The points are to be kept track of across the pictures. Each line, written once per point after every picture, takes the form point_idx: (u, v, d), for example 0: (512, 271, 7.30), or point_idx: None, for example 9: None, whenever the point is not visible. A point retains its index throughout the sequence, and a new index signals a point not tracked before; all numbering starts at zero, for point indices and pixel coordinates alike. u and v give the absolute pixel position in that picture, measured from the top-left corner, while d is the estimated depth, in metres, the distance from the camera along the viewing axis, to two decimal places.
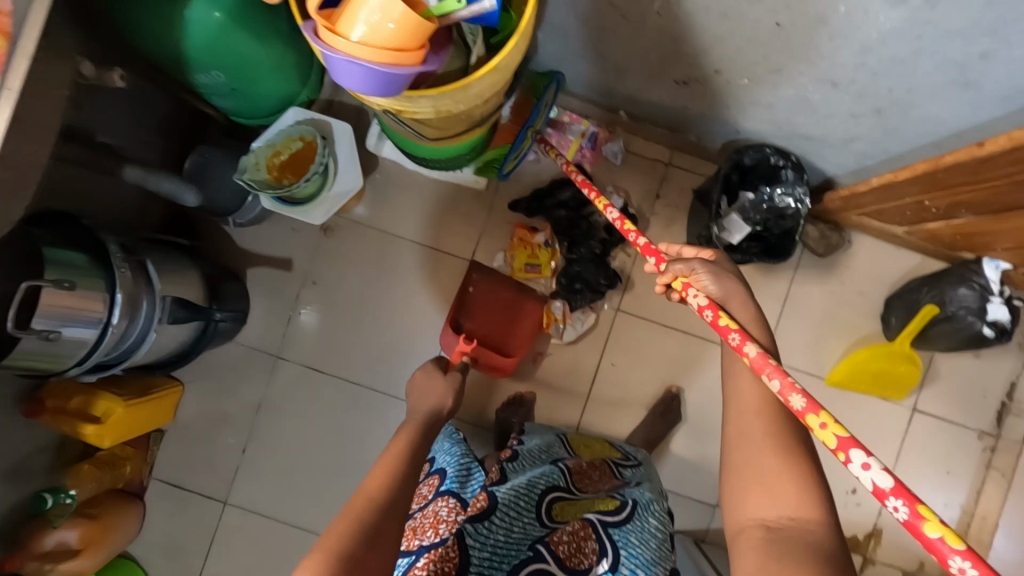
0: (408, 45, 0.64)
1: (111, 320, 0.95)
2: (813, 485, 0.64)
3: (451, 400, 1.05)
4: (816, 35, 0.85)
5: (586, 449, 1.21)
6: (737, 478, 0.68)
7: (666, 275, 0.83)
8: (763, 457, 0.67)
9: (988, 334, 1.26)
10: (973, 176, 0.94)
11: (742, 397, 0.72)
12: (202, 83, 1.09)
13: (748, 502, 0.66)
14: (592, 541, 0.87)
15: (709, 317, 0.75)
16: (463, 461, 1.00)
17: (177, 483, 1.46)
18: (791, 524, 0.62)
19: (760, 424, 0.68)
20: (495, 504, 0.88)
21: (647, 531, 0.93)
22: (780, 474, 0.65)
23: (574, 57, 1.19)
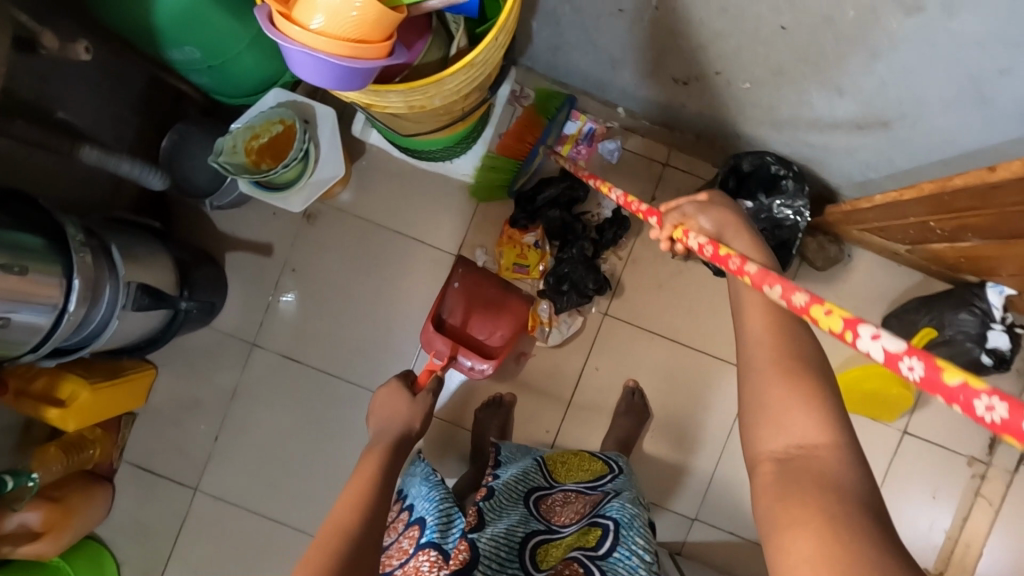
0: (371, 36, 0.58)
1: (67, 307, 0.91)
2: (830, 408, 0.55)
3: (420, 423, 1.04)
4: (822, 40, 0.80)
5: (564, 466, 1.17)
6: (750, 404, 0.58)
7: (665, 227, 0.75)
8: (772, 380, 0.57)
9: (986, 362, 1.21)
10: (981, 201, 0.88)
11: (746, 314, 0.61)
12: (176, 59, 1.03)
13: (761, 434, 0.56)
14: (581, 575, 0.82)
15: (710, 252, 0.64)
16: (443, 507, 0.95)
17: (148, 467, 1.44)
18: (801, 453, 0.53)
19: (766, 345, 0.58)
20: (476, 555, 0.82)
21: (635, 557, 0.86)
22: (791, 399, 0.55)
23: (570, 47, 1.13)
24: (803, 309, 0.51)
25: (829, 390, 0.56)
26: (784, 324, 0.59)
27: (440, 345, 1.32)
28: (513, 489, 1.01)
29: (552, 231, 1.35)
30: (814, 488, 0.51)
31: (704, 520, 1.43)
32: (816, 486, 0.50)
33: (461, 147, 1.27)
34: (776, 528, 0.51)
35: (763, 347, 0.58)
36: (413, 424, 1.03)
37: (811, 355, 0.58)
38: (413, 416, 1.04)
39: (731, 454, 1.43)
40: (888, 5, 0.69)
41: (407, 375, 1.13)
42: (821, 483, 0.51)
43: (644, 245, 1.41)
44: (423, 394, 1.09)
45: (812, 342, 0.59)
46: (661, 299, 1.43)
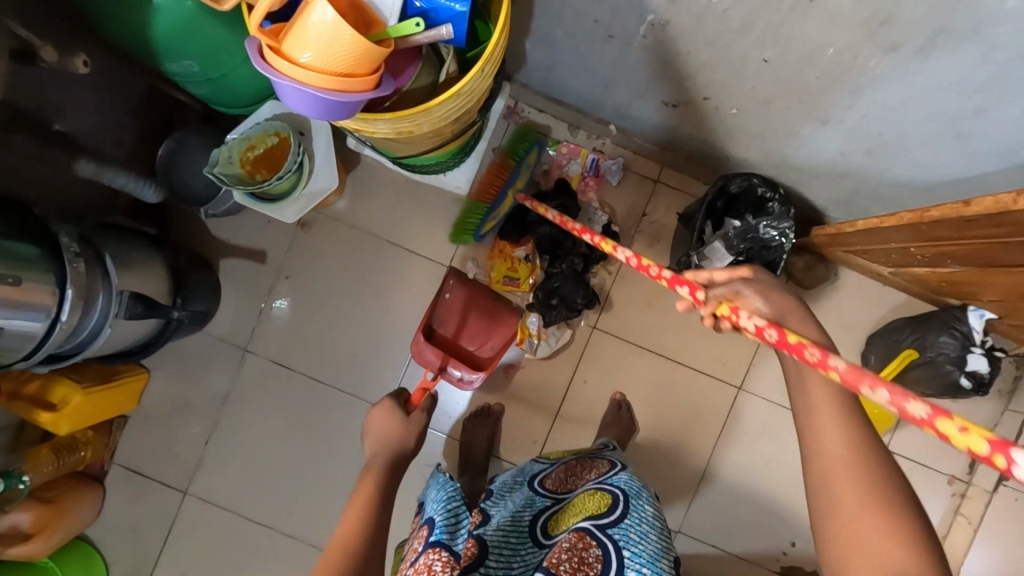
0: (358, 70, 0.60)
1: (60, 316, 0.93)
2: (916, 530, 0.55)
3: (413, 442, 1.04)
4: (804, 73, 0.81)
5: (560, 453, 1.21)
6: (833, 527, 0.58)
7: (709, 303, 0.70)
8: (852, 499, 0.57)
9: (965, 385, 1.23)
10: (958, 231, 0.90)
11: (811, 411, 0.61)
12: (174, 70, 1.05)
13: (847, 559, 0.56)
14: (594, 548, 0.82)
15: (775, 337, 0.60)
16: (452, 507, 0.89)
17: (139, 469, 1.45)
18: (894, 562, 0.54)
19: (846, 462, 0.58)
20: (484, 547, 0.84)
21: (645, 522, 0.88)
22: (875, 525, 0.55)
23: (562, 67, 1.15)
24: (921, 422, 0.44)
25: (914, 509, 0.56)
26: (863, 440, 0.59)
27: (431, 355, 1.34)
28: (512, 485, 1.05)
29: (546, 245, 1.36)
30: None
31: (688, 533, 1.44)
32: None
33: (458, 159, 1.27)
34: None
35: (841, 465, 0.58)
36: (408, 441, 1.03)
37: (889, 471, 0.58)
38: (407, 434, 1.04)
39: (715, 468, 1.44)
40: (867, 45, 0.71)
41: (399, 394, 1.14)
42: None
43: (634, 260, 1.43)
44: (415, 409, 1.11)
45: (892, 461, 0.59)
46: (650, 313, 1.44)
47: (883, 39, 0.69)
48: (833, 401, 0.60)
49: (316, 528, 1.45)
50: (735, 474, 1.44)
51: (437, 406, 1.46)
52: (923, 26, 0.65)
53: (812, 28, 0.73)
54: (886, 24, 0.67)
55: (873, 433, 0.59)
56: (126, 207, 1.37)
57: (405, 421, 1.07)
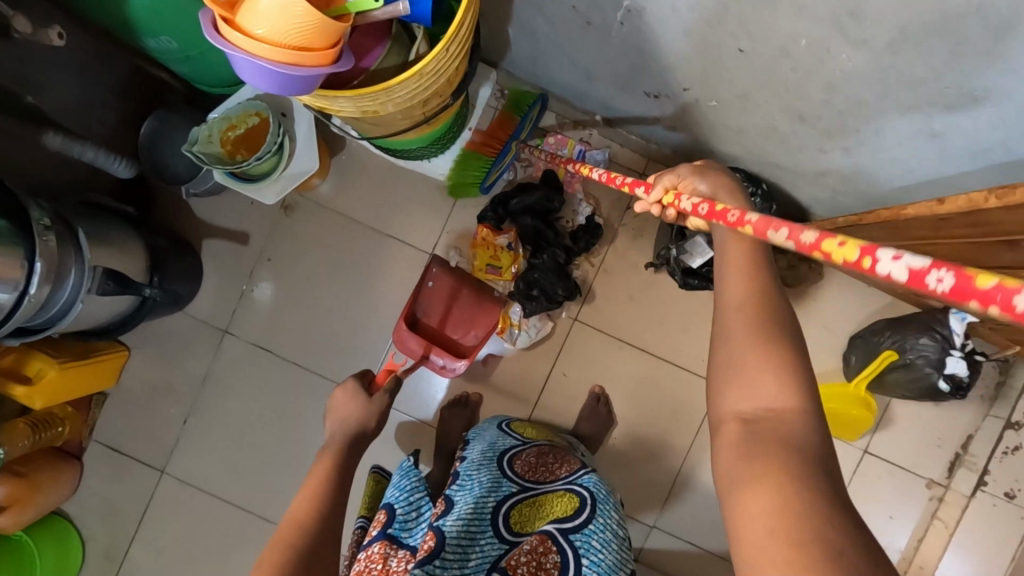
0: (315, 44, 0.60)
1: (28, 289, 0.92)
2: (798, 372, 0.52)
3: (375, 422, 1.05)
4: (778, 65, 0.80)
5: (530, 429, 1.18)
6: (717, 357, 0.55)
7: (657, 189, 0.73)
8: (741, 334, 0.54)
9: (943, 388, 1.23)
10: (933, 232, 0.89)
11: (726, 272, 0.57)
12: (153, 48, 1.04)
13: (727, 392, 0.54)
14: (553, 554, 0.81)
15: (705, 210, 0.61)
16: (414, 498, 0.89)
17: (117, 447, 1.46)
18: (770, 416, 0.51)
19: (740, 307, 0.55)
20: (441, 542, 0.77)
21: (608, 530, 0.87)
22: (758, 357, 0.53)
23: (545, 55, 1.13)
24: (812, 249, 0.46)
25: (800, 351, 0.53)
26: (766, 283, 0.56)
27: (413, 344, 1.34)
28: (484, 459, 0.98)
29: (529, 240, 1.35)
30: (776, 449, 0.49)
31: (662, 528, 1.44)
32: (784, 449, 0.48)
33: (440, 149, 1.27)
34: (730, 482, 0.49)
35: (738, 304, 0.55)
36: (370, 422, 1.03)
37: (785, 316, 0.55)
38: (368, 415, 1.04)
39: (692, 464, 1.44)
40: (838, 37, 0.70)
41: (365, 375, 1.13)
42: (786, 444, 0.49)
43: (617, 253, 1.42)
44: (380, 393, 1.08)
45: (789, 310, 0.55)
46: (631, 307, 1.44)
47: (853, 31, 0.68)
48: (744, 249, 0.57)
49: None
50: (712, 471, 1.44)
51: (416, 394, 1.47)
52: (889, 18, 0.64)
53: (783, 19, 0.71)
54: (856, 17, 0.66)
55: (776, 289, 0.56)
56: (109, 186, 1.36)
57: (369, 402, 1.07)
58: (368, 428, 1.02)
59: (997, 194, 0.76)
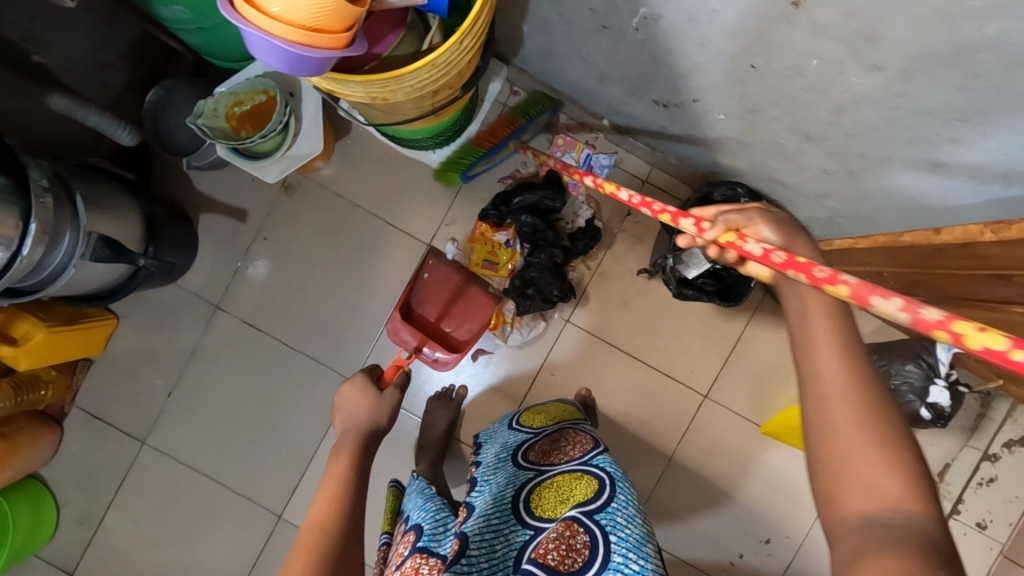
0: (329, 26, 0.60)
1: (22, 250, 0.91)
2: (911, 464, 0.52)
3: (385, 420, 1.05)
4: (790, 83, 0.81)
5: (540, 416, 1.17)
6: (825, 451, 0.55)
7: (717, 227, 0.69)
8: (849, 422, 0.54)
9: (925, 415, 1.25)
10: (931, 258, 0.91)
11: (818, 357, 0.57)
12: (165, 15, 1.04)
13: (842, 488, 0.53)
14: (581, 535, 0.80)
15: (782, 258, 0.59)
16: (438, 516, 0.94)
17: (99, 414, 1.45)
18: (891, 514, 0.50)
19: (847, 394, 0.55)
20: (466, 541, 0.79)
21: (632, 506, 0.85)
22: (871, 450, 0.53)
23: (558, 54, 1.13)
24: (932, 327, 0.44)
25: (905, 437, 0.54)
26: (854, 355, 0.57)
27: (407, 336, 1.34)
28: (499, 461, 1.03)
29: (530, 240, 1.35)
30: (907, 546, 0.48)
31: None
32: (912, 548, 0.48)
33: (443, 142, 1.28)
34: None
35: (836, 389, 0.55)
36: (383, 420, 1.03)
37: (885, 400, 0.55)
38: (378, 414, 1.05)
39: (673, 473, 1.45)
40: (851, 61, 0.70)
41: (372, 370, 1.14)
42: (913, 543, 0.48)
43: (615, 258, 1.43)
44: (389, 390, 1.08)
45: (888, 393, 0.56)
46: (624, 313, 1.44)
47: (866, 55, 0.68)
48: (832, 337, 0.58)
49: (270, 491, 1.45)
50: (692, 481, 1.45)
51: (414, 389, 1.45)
52: (902, 46, 0.64)
53: (798, 38, 0.72)
54: (870, 42, 0.66)
55: (874, 377, 0.56)
56: (110, 151, 1.35)
57: (379, 398, 1.07)
58: (379, 426, 1.02)
59: (993, 228, 0.76)
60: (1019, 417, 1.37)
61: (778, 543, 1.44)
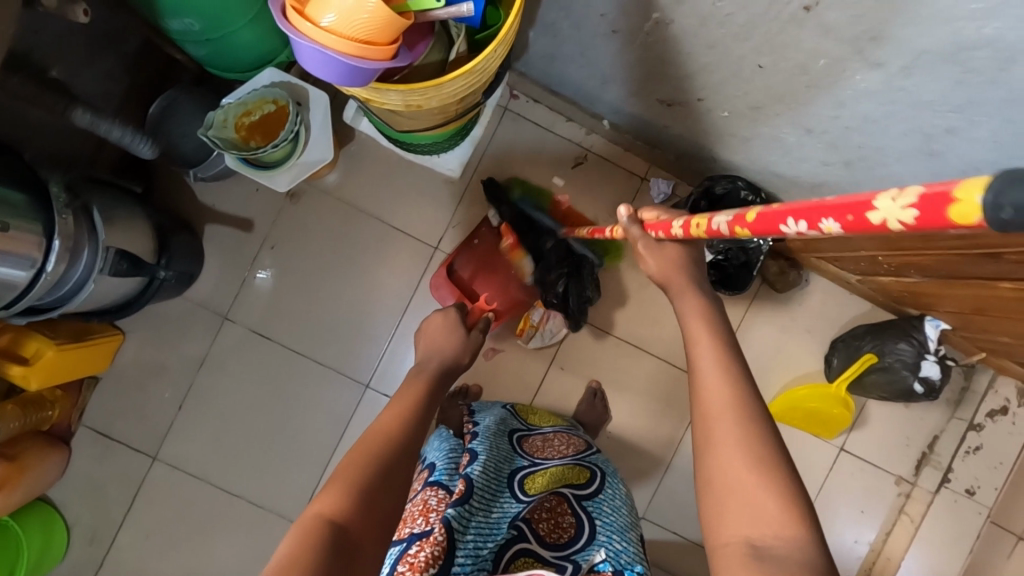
0: (378, 39, 0.63)
1: (45, 267, 0.91)
2: (790, 487, 0.62)
3: (466, 356, 1.11)
4: (796, 81, 0.86)
5: (537, 415, 1.24)
6: (711, 471, 0.66)
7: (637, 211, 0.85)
8: (733, 438, 0.65)
9: (918, 390, 1.35)
10: (924, 244, 0.98)
11: (704, 382, 0.70)
12: (176, 29, 1.04)
13: (728, 516, 0.62)
14: (569, 516, 0.87)
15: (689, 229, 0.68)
16: (452, 455, 0.97)
17: (106, 432, 1.43)
18: (777, 543, 0.58)
19: (729, 408, 0.67)
20: (471, 488, 0.81)
21: (617, 498, 0.97)
22: (755, 473, 0.63)
23: (563, 58, 1.18)
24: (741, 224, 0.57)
25: (780, 453, 0.65)
26: (740, 382, 0.69)
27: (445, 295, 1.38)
28: (498, 431, 1.04)
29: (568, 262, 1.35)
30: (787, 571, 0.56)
31: (650, 520, 1.49)
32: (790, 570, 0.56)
33: (453, 141, 1.30)
34: None
35: (721, 401, 0.68)
36: (461, 359, 1.10)
37: (761, 418, 0.67)
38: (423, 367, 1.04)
39: (682, 458, 1.50)
40: (856, 59, 0.76)
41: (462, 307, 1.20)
42: (790, 567, 0.56)
43: (618, 253, 1.47)
44: (475, 332, 1.16)
45: (766, 415, 0.68)
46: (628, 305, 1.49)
47: (871, 54, 0.74)
48: (714, 361, 0.72)
49: (286, 499, 1.45)
50: None
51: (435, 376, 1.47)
52: (907, 47, 0.70)
53: (806, 39, 0.77)
54: (874, 41, 0.72)
55: (751, 396, 0.68)
56: (111, 164, 1.34)
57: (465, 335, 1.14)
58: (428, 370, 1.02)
59: None
60: (999, 387, 1.45)
61: None
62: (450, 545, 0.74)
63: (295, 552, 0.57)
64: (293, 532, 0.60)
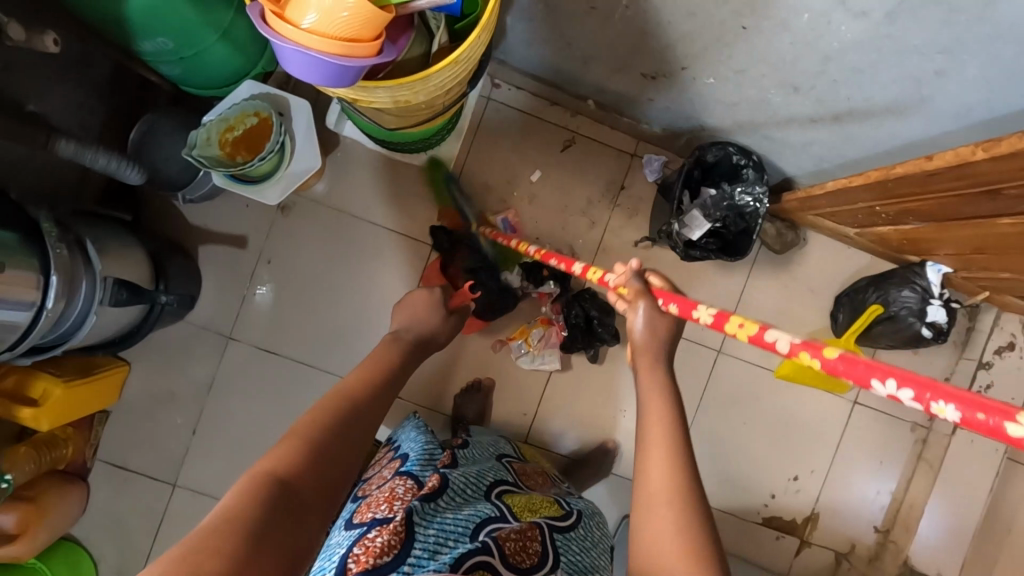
0: (363, 35, 0.62)
1: (45, 304, 0.90)
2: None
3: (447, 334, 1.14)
4: (779, 39, 0.86)
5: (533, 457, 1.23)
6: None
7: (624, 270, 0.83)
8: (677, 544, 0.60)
9: (926, 334, 1.33)
10: (919, 187, 0.99)
11: (647, 494, 0.64)
12: (147, 51, 1.02)
13: None
14: (537, 543, 0.81)
15: (718, 320, 0.67)
16: (428, 448, 0.99)
17: (122, 464, 1.42)
18: None
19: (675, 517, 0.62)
20: (444, 485, 0.84)
21: (586, 539, 0.92)
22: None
23: (542, 42, 1.17)
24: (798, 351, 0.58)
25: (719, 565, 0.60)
26: (688, 489, 0.64)
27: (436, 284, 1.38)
28: (490, 454, 1.06)
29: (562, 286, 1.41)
30: None
31: None
32: None
33: (424, 145, 1.30)
34: None
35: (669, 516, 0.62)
36: (439, 337, 1.11)
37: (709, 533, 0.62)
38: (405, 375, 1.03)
39: (699, 429, 1.50)
40: (840, 10, 0.76)
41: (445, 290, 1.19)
42: None
43: (613, 233, 1.46)
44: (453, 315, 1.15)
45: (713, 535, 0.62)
46: None
47: (853, 4, 0.74)
48: (665, 466, 0.65)
49: None
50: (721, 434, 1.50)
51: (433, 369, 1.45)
52: None
53: None
54: None
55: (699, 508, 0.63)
56: (98, 196, 1.33)
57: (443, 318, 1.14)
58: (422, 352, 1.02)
59: (983, 147, 0.82)
60: (1004, 324, 1.46)
61: (805, 478, 1.51)
62: (409, 534, 0.72)
63: (242, 511, 0.54)
64: (240, 486, 0.57)
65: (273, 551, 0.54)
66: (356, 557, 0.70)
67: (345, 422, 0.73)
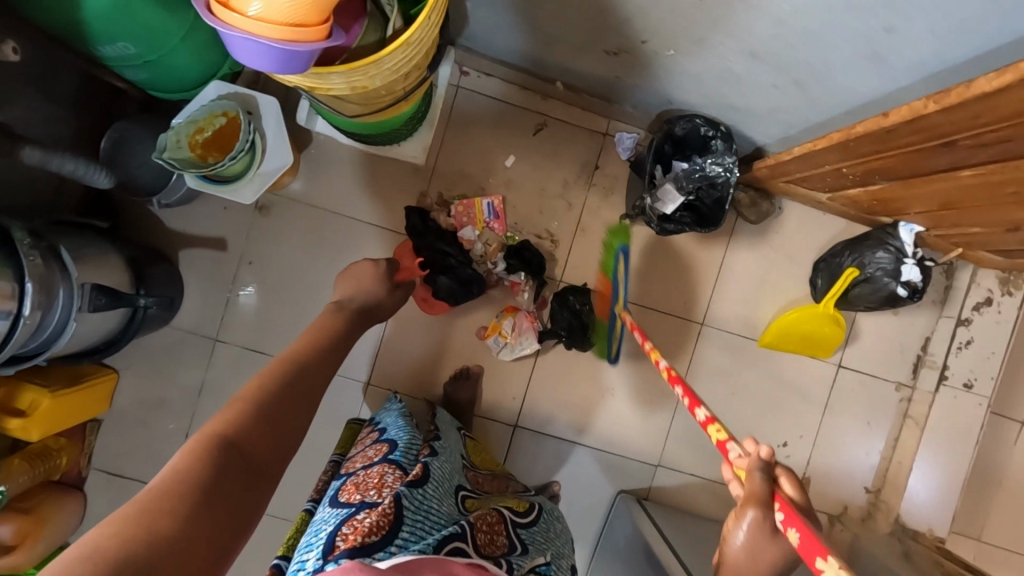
0: (309, 19, 0.62)
1: (22, 312, 0.91)
2: None
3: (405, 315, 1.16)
4: (731, 7, 0.87)
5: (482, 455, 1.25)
6: None
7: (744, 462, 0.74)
8: None
9: (902, 294, 1.36)
10: (880, 144, 1.02)
11: None
12: (108, 56, 1.02)
13: None
14: (503, 536, 0.85)
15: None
16: (412, 437, 1.00)
17: (117, 471, 1.43)
18: None
19: None
20: (428, 474, 0.85)
21: (547, 533, 0.98)
22: None
23: (506, 26, 1.18)
24: None
25: None
26: None
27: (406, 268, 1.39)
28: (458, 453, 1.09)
29: (538, 278, 1.42)
30: None
31: (666, 467, 1.52)
32: None
33: (396, 135, 1.31)
34: None
35: None
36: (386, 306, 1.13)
37: None
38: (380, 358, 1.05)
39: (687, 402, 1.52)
40: None
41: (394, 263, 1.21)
42: None
43: (591, 212, 1.47)
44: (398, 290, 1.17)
45: None
46: None
47: None
48: None
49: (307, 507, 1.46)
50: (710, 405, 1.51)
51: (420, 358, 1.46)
52: None
53: None
54: None
55: None
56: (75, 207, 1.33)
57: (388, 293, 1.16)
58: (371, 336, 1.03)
59: (934, 99, 0.86)
60: (981, 280, 1.47)
61: (794, 444, 1.53)
62: (397, 517, 0.74)
63: (191, 468, 0.58)
64: (186, 448, 0.61)
65: (225, 505, 0.57)
66: (345, 535, 0.72)
67: (299, 403, 0.76)
